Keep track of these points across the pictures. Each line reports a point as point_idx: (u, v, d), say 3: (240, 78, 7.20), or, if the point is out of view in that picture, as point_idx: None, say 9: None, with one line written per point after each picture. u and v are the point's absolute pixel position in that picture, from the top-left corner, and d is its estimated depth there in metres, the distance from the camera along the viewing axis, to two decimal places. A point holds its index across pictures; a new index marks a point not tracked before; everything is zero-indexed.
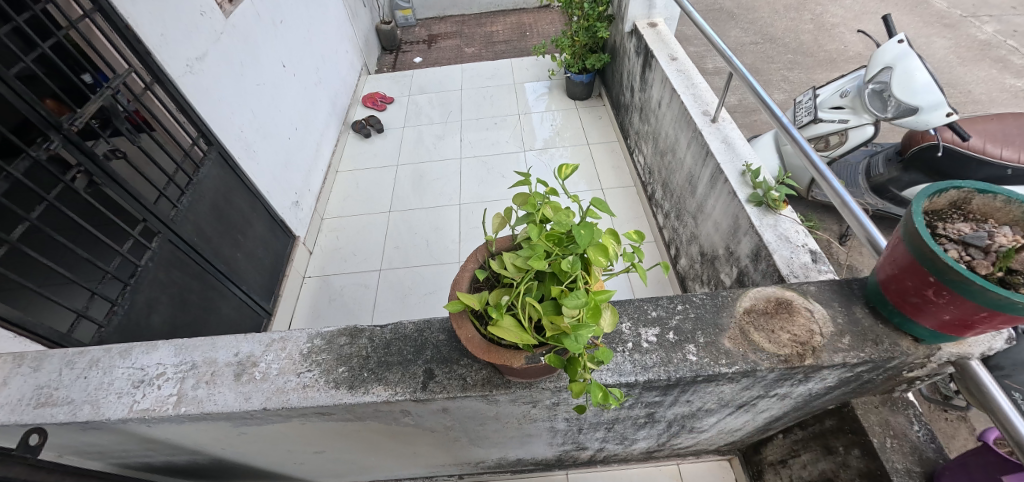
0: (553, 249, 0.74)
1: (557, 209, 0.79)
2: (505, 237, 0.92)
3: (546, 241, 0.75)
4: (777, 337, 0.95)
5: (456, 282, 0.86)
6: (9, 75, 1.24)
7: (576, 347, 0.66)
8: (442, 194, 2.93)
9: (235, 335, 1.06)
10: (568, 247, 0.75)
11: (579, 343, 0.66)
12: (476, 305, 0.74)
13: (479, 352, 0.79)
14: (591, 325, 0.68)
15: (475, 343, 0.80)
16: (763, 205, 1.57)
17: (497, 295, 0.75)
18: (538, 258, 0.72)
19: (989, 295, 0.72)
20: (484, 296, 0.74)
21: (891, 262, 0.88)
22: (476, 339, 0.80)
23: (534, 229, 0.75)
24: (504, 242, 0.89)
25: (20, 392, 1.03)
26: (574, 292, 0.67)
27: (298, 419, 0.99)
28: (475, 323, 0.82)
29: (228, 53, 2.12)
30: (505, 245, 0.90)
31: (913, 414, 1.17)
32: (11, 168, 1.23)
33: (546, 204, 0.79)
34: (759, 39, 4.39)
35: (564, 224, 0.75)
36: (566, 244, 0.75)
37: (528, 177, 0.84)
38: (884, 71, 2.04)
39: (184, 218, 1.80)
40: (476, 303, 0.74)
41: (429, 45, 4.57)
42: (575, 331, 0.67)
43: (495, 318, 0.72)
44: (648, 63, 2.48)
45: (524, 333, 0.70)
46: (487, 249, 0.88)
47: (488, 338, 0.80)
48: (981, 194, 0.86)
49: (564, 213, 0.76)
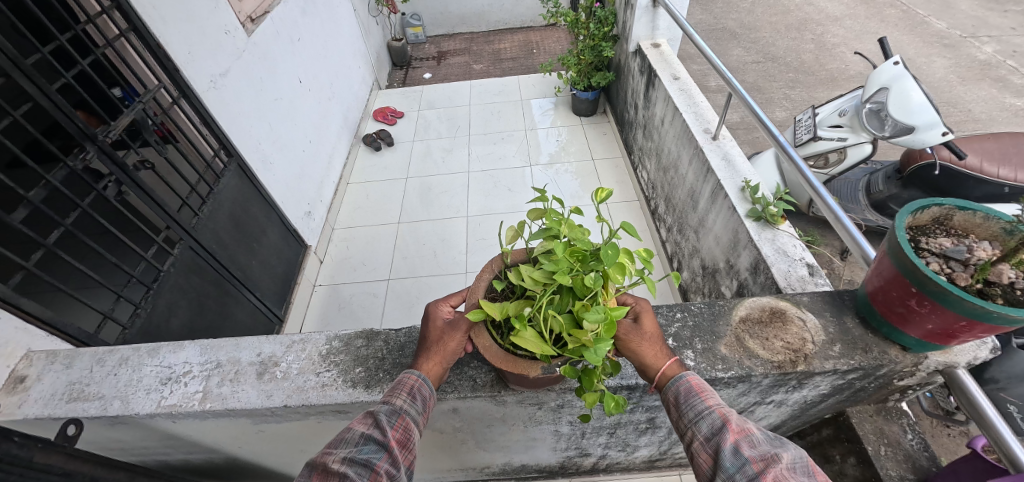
0: (575, 266, 0.80)
1: (574, 226, 0.85)
2: (519, 249, 0.97)
3: (569, 257, 0.80)
4: (771, 344, 1.00)
5: (472, 291, 0.91)
6: (50, 90, 1.32)
7: (596, 359, 0.71)
8: (451, 206, 3.01)
9: (257, 337, 1.12)
10: (589, 263, 0.81)
11: (598, 355, 0.71)
12: (499, 315, 0.78)
13: (498, 361, 0.83)
14: (608, 339, 0.73)
15: (492, 352, 0.84)
16: (762, 220, 1.63)
17: (519, 307, 0.80)
18: (561, 270, 0.78)
19: (966, 305, 0.77)
20: (506, 307, 0.79)
21: (878, 275, 0.94)
22: (494, 348, 0.84)
23: (561, 246, 0.80)
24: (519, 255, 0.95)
25: (54, 388, 1.10)
26: (594, 307, 0.73)
27: (316, 417, 1.04)
28: (492, 333, 0.86)
29: (248, 69, 2.23)
30: (520, 257, 0.96)
31: (907, 423, 1.21)
32: (50, 176, 1.31)
33: (564, 222, 0.85)
34: (760, 58, 4.50)
35: (586, 243, 0.81)
36: (587, 261, 0.82)
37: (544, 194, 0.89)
38: (881, 92, 2.12)
39: (203, 225, 1.88)
40: (498, 313, 0.78)
41: (438, 62, 4.71)
42: (595, 344, 0.72)
43: (517, 330, 0.76)
44: (651, 81, 2.57)
45: (544, 345, 0.74)
46: (502, 260, 0.94)
47: (506, 348, 0.85)
48: (961, 211, 0.91)
49: (579, 231, 0.83)
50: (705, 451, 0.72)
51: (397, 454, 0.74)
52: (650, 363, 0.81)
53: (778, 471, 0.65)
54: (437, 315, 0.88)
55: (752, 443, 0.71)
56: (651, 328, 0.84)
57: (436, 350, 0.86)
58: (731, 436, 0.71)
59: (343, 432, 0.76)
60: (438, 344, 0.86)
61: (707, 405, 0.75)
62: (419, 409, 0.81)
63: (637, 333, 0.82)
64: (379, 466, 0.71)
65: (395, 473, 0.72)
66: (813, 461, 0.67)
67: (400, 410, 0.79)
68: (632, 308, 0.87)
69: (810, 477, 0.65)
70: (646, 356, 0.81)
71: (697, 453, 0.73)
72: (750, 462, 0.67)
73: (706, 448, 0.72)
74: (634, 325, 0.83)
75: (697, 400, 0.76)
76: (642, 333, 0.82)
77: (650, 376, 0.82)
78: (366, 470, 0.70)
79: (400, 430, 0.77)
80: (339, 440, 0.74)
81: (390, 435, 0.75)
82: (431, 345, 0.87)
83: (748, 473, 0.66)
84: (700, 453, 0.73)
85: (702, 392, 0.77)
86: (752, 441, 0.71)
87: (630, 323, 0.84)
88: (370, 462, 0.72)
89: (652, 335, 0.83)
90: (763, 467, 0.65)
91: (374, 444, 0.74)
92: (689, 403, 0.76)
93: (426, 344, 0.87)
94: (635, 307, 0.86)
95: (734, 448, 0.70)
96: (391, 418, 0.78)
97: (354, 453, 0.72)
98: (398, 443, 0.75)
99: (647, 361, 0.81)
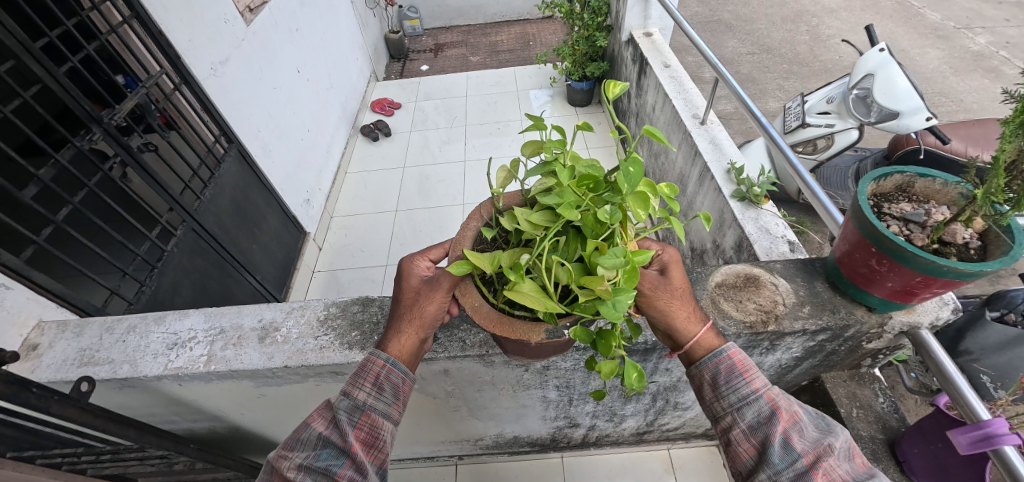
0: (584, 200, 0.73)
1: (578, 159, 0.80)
2: (513, 193, 0.95)
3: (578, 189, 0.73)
4: (744, 306, 1.05)
5: (459, 242, 0.89)
6: (58, 73, 1.37)
7: (615, 313, 0.64)
8: (447, 195, 3.07)
9: (259, 304, 1.18)
10: (601, 196, 0.74)
11: (617, 310, 0.65)
12: (488, 267, 0.73)
13: (491, 324, 0.77)
14: (628, 290, 0.66)
15: (484, 312, 0.78)
16: (746, 200, 1.69)
17: (513, 257, 0.74)
18: (567, 204, 0.71)
19: (920, 261, 0.82)
20: (496, 258, 0.73)
21: (845, 241, 0.99)
22: (485, 308, 0.79)
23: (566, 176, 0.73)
24: (512, 199, 0.92)
25: (66, 354, 1.16)
26: (610, 251, 0.66)
27: (315, 378, 1.11)
28: (482, 290, 0.81)
29: (248, 58, 2.28)
30: (512, 200, 0.94)
31: (878, 387, 1.27)
32: (58, 155, 1.36)
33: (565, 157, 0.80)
34: (755, 50, 4.54)
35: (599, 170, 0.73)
36: (599, 191, 0.75)
37: (539, 121, 0.81)
38: (867, 78, 2.17)
39: (205, 208, 1.94)
40: (488, 264, 0.73)
41: (435, 54, 4.75)
42: (613, 297, 0.66)
43: (514, 283, 0.69)
44: (643, 70, 2.61)
45: (546, 300, 0.67)
46: (493, 205, 0.92)
47: (500, 308, 0.80)
48: (921, 178, 0.97)
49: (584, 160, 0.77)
50: (749, 439, 0.74)
51: (361, 458, 0.74)
52: (682, 327, 0.78)
53: (828, 463, 0.68)
54: (413, 272, 0.86)
55: (801, 432, 0.72)
56: (679, 282, 0.80)
57: (416, 314, 0.82)
58: (782, 426, 0.72)
59: (299, 432, 0.77)
60: (417, 306, 0.83)
61: (754, 390, 0.75)
62: (388, 400, 0.79)
63: (665, 288, 0.78)
64: (340, 475, 0.72)
65: (358, 477, 0.73)
66: (855, 444, 0.72)
67: (363, 405, 0.78)
68: (658, 258, 0.83)
69: (852, 461, 0.71)
70: (681, 320, 0.78)
71: (739, 440, 0.75)
72: (802, 455, 0.69)
73: (749, 438, 0.74)
74: (663, 278, 0.80)
75: (743, 384, 0.75)
76: (675, 293, 0.78)
77: (678, 342, 0.79)
78: (326, 479, 0.72)
79: (365, 428, 0.77)
80: (295, 441, 0.76)
81: (352, 438, 0.75)
82: (409, 308, 0.83)
83: (798, 467, 0.68)
84: (741, 441, 0.74)
85: (747, 373, 0.76)
86: (802, 430, 0.73)
87: (657, 277, 0.80)
88: (331, 469, 0.73)
89: (684, 293, 0.79)
90: (815, 461, 0.68)
91: (334, 449, 0.75)
92: (730, 385, 0.76)
93: (405, 307, 0.83)
94: (662, 257, 0.82)
95: (784, 441, 0.71)
96: (353, 416, 0.77)
97: (312, 460, 0.74)
98: (362, 445, 0.76)
99: (676, 322, 0.77)
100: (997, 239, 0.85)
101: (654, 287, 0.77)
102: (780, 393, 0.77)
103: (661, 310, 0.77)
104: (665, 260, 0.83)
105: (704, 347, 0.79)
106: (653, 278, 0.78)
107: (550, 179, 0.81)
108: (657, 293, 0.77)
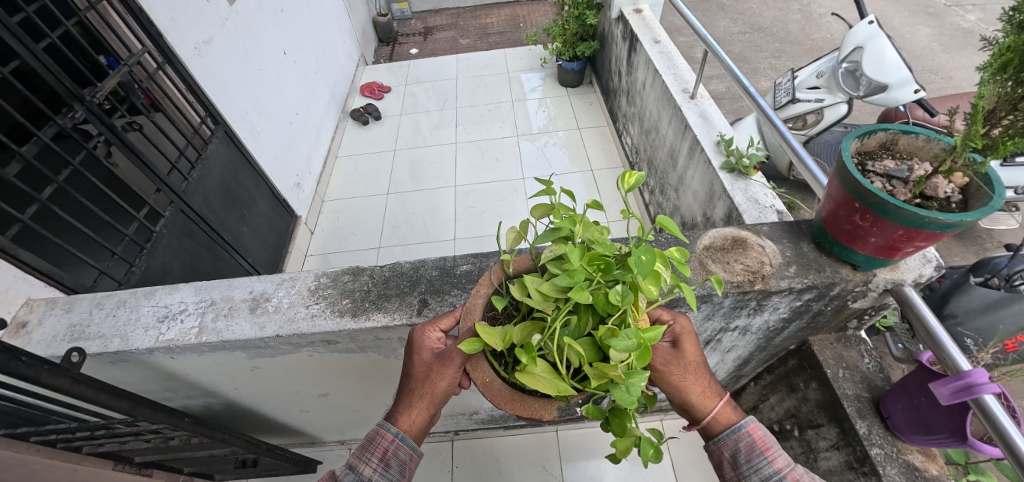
0: (596, 277, 0.74)
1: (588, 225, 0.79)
2: (522, 256, 0.87)
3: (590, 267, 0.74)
4: (732, 266, 1.07)
5: (470, 309, 0.83)
6: (37, 48, 1.34)
7: (628, 398, 0.64)
8: (438, 178, 3.05)
9: (249, 277, 1.18)
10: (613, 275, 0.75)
11: (631, 394, 0.65)
12: (500, 343, 0.71)
13: (503, 401, 0.74)
14: (642, 372, 0.67)
15: (496, 389, 0.76)
16: (735, 172, 1.70)
17: (525, 334, 0.73)
18: (578, 284, 0.71)
19: (902, 213, 0.84)
20: (508, 334, 0.72)
21: (830, 200, 1.00)
22: (496, 385, 0.76)
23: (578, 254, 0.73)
24: (522, 263, 0.85)
25: (55, 330, 1.15)
26: (622, 332, 0.66)
27: (307, 348, 1.11)
28: (493, 364, 0.77)
29: (232, 38, 2.24)
30: (523, 265, 0.86)
31: (864, 348, 1.30)
32: (40, 133, 1.34)
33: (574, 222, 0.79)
34: (747, 29, 4.51)
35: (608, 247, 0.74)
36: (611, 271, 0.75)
37: (549, 186, 0.82)
38: (856, 51, 2.17)
39: (194, 190, 1.92)
40: (499, 341, 0.71)
41: (424, 37, 4.68)
42: (626, 380, 0.66)
43: (526, 364, 0.69)
44: (633, 46, 2.59)
45: (559, 382, 0.67)
46: (504, 271, 0.85)
47: (511, 384, 0.77)
48: (905, 135, 0.98)
49: (594, 232, 0.78)
50: None
51: None
52: (698, 401, 0.81)
53: None
54: (425, 345, 0.84)
55: None
56: (693, 354, 0.82)
57: (425, 391, 0.82)
58: None
59: None
60: (427, 383, 0.82)
61: (776, 468, 0.77)
62: (394, 476, 0.79)
63: (679, 363, 0.80)
64: None
65: None
66: None
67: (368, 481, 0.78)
68: (670, 329, 0.85)
69: None
70: (698, 395, 0.81)
71: None
72: None
73: None
74: (675, 351, 0.82)
75: (763, 462, 0.77)
76: (690, 369, 0.81)
77: (694, 414, 0.82)
78: None
79: None
80: None
81: None
82: (419, 384, 0.83)
83: None
84: None
85: (766, 450, 0.78)
86: None
87: (671, 350, 0.82)
88: None
89: (698, 367, 0.82)
90: None
91: None
92: (751, 464, 0.78)
93: (415, 382, 0.84)
94: (673, 329, 0.83)
95: None
96: None
97: None
98: None
99: (692, 397, 0.80)
100: (978, 192, 0.86)
101: (669, 366, 0.80)
102: (803, 471, 0.79)
103: (677, 387, 0.80)
104: (677, 331, 0.84)
105: (722, 419, 0.81)
106: (668, 355, 0.81)
107: (561, 245, 0.78)
108: (672, 371, 0.80)
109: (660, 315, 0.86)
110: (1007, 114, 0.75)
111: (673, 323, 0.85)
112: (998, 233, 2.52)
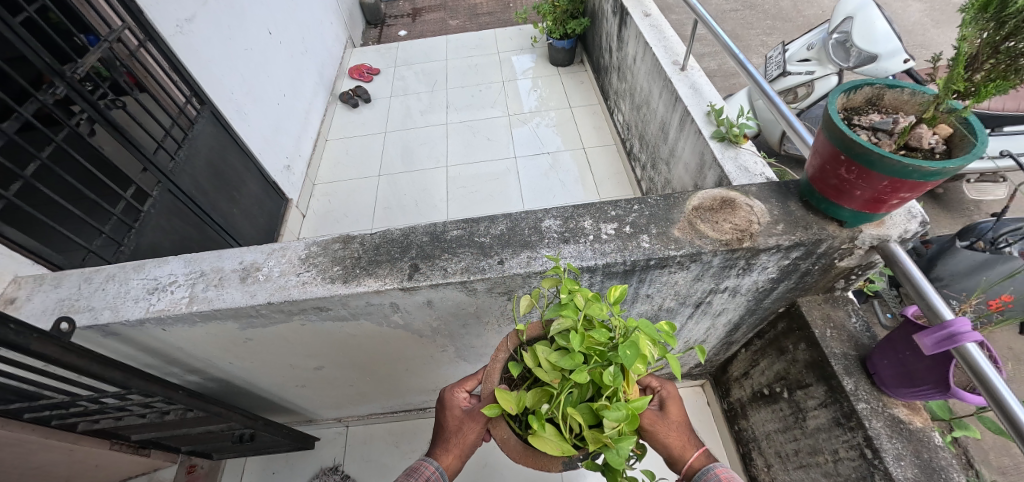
0: (591, 357, 0.74)
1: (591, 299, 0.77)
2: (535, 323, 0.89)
3: (586, 348, 0.73)
4: (720, 225, 1.08)
5: (489, 374, 0.85)
6: (15, 22, 1.31)
7: (618, 461, 0.63)
8: (430, 158, 3.04)
9: (239, 248, 1.17)
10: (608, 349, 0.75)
11: (620, 456, 0.64)
12: (514, 407, 0.73)
13: (518, 456, 0.78)
14: (631, 436, 0.66)
15: (511, 445, 0.79)
16: (726, 141, 1.70)
17: (537, 400, 0.76)
18: (578, 365, 0.72)
19: (887, 163, 0.84)
20: (521, 398, 0.74)
21: (817, 155, 1.00)
22: (513, 441, 0.79)
23: (577, 338, 0.73)
24: (535, 330, 0.87)
25: (44, 305, 1.14)
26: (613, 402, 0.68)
27: (300, 316, 1.12)
28: (510, 423, 0.80)
29: (216, 17, 2.19)
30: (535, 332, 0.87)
31: (851, 308, 1.32)
32: (21, 109, 1.31)
33: (576, 293, 0.78)
34: (739, 6, 4.48)
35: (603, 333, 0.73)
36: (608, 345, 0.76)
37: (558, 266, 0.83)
38: (846, 21, 2.15)
39: (181, 170, 1.90)
40: (514, 405, 0.73)
41: (413, 19, 4.60)
42: (615, 443, 0.66)
43: (536, 428, 0.72)
44: (623, 21, 2.57)
45: (564, 443, 0.69)
46: (518, 338, 0.87)
47: (524, 439, 0.79)
48: (890, 90, 0.98)
49: (597, 307, 0.75)
50: None
51: None
52: (677, 453, 0.80)
53: None
54: (455, 402, 0.88)
55: None
56: (677, 415, 0.84)
57: (457, 443, 0.84)
58: None
59: None
60: (457, 435, 0.84)
61: None
62: None
63: (663, 420, 0.82)
64: None
65: None
66: None
67: None
68: (658, 394, 0.87)
69: None
70: (674, 444, 0.80)
71: None
72: None
73: None
74: (660, 412, 0.84)
75: None
76: (667, 422, 0.82)
77: (676, 469, 0.80)
78: None
79: None
80: None
81: None
82: (451, 435, 0.85)
83: None
84: None
85: None
86: None
87: (655, 411, 0.84)
88: None
89: (676, 423, 0.83)
90: None
91: None
92: None
93: (445, 434, 0.86)
94: (660, 394, 0.86)
95: None
96: None
97: None
98: None
99: (670, 448, 0.80)
100: (961, 141, 0.86)
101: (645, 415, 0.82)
102: None
103: (654, 438, 0.81)
104: (660, 391, 0.87)
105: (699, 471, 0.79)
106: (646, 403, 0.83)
107: (568, 320, 0.78)
108: (647, 419, 0.81)
109: (649, 379, 0.89)
110: (989, 58, 0.75)
111: (658, 386, 0.88)
112: (985, 204, 2.54)
